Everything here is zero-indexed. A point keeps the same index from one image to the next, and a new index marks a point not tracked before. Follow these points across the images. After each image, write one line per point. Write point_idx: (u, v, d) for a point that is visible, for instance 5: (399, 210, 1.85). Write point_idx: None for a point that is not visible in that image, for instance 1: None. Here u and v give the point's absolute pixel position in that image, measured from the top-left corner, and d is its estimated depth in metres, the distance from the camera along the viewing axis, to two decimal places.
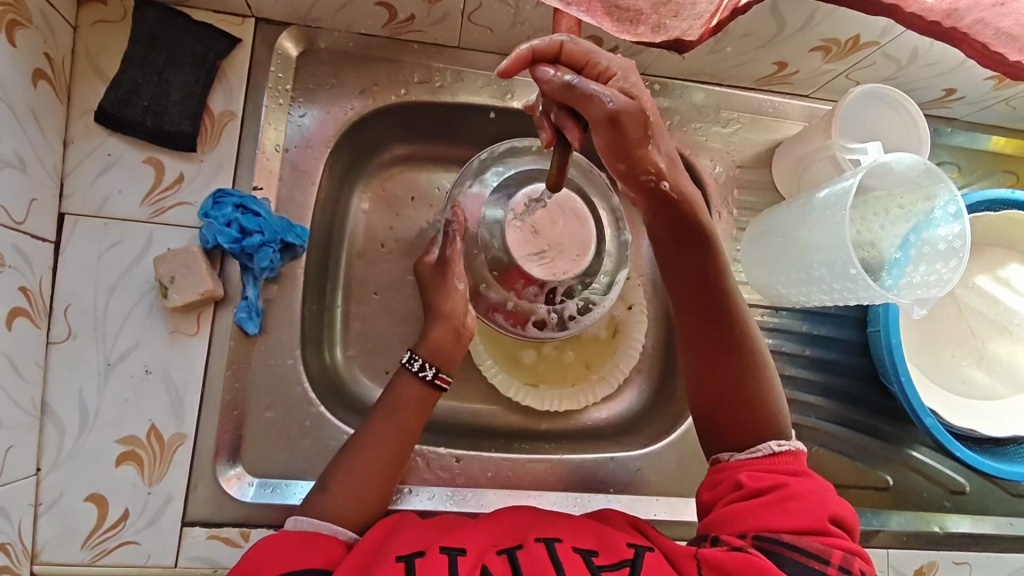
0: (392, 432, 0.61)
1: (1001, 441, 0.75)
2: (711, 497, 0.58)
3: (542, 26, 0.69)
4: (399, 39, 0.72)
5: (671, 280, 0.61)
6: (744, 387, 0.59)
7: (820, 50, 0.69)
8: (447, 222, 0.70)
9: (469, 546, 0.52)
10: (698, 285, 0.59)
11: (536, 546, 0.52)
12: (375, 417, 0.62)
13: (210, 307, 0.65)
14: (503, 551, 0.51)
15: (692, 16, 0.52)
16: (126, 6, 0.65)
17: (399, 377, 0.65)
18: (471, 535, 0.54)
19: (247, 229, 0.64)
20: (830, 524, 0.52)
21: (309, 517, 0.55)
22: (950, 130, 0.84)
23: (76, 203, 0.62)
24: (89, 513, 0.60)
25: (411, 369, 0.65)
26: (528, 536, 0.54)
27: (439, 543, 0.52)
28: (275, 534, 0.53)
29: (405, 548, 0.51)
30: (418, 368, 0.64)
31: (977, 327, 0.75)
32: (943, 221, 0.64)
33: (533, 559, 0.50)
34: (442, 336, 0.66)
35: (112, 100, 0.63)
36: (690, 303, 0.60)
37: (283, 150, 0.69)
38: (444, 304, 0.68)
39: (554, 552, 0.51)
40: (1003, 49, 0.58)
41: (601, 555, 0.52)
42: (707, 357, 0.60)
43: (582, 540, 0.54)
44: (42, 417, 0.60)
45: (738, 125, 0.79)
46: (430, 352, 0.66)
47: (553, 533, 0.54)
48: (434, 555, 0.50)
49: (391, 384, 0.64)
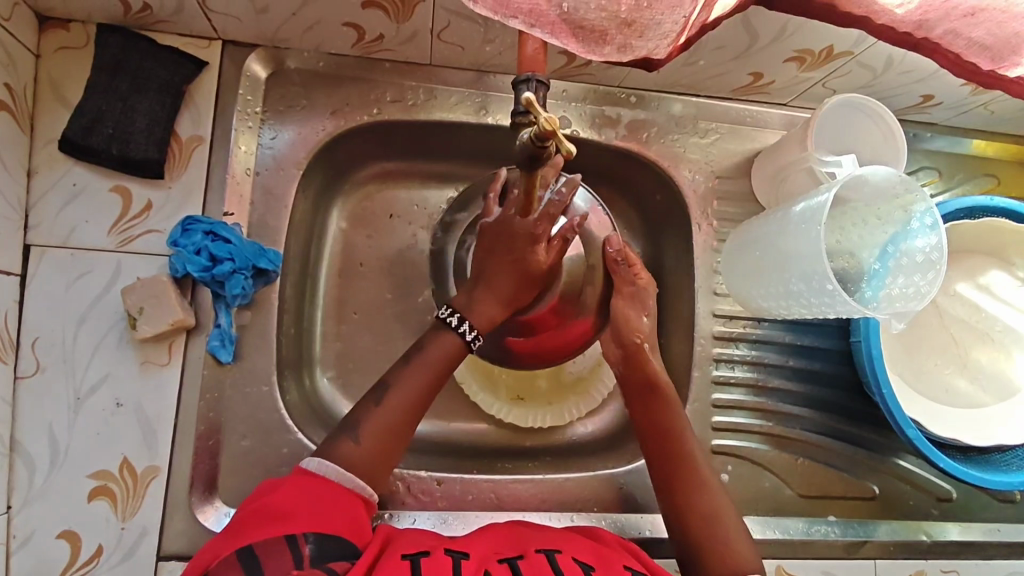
0: (418, 390, 0.60)
1: (985, 450, 0.74)
2: None
3: (513, 42, 0.67)
4: (370, 58, 0.71)
5: (643, 435, 0.67)
6: (713, 534, 0.60)
7: (795, 60, 0.69)
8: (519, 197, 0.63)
9: (471, 551, 0.52)
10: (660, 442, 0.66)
11: (537, 556, 0.51)
12: (406, 368, 0.61)
13: (182, 336, 0.64)
14: (503, 560, 0.51)
15: (658, 35, 0.51)
16: (89, 32, 0.64)
17: (436, 333, 0.63)
18: (469, 543, 0.54)
19: (217, 256, 0.63)
20: None
21: (331, 464, 0.54)
22: (930, 134, 0.83)
23: (42, 234, 0.61)
24: (62, 551, 0.59)
25: (463, 324, 0.62)
26: (529, 546, 0.54)
27: (444, 546, 0.52)
28: (293, 477, 0.53)
29: (412, 548, 0.50)
30: (460, 326, 0.62)
31: (960, 334, 0.75)
32: (921, 232, 0.63)
33: (537, 564, 0.50)
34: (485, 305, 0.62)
35: (76, 128, 0.62)
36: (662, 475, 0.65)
37: (254, 173, 0.68)
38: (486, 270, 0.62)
39: (555, 561, 0.51)
40: (975, 58, 0.57)
41: (599, 570, 0.51)
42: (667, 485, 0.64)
43: (581, 553, 0.54)
44: (12, 454, 0.59)
45: (716, 135, 0.79)
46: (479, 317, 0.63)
47: (552, 544, 0.54)
48: (439, 556, 0.49)
49: (429, 339, 0.63)
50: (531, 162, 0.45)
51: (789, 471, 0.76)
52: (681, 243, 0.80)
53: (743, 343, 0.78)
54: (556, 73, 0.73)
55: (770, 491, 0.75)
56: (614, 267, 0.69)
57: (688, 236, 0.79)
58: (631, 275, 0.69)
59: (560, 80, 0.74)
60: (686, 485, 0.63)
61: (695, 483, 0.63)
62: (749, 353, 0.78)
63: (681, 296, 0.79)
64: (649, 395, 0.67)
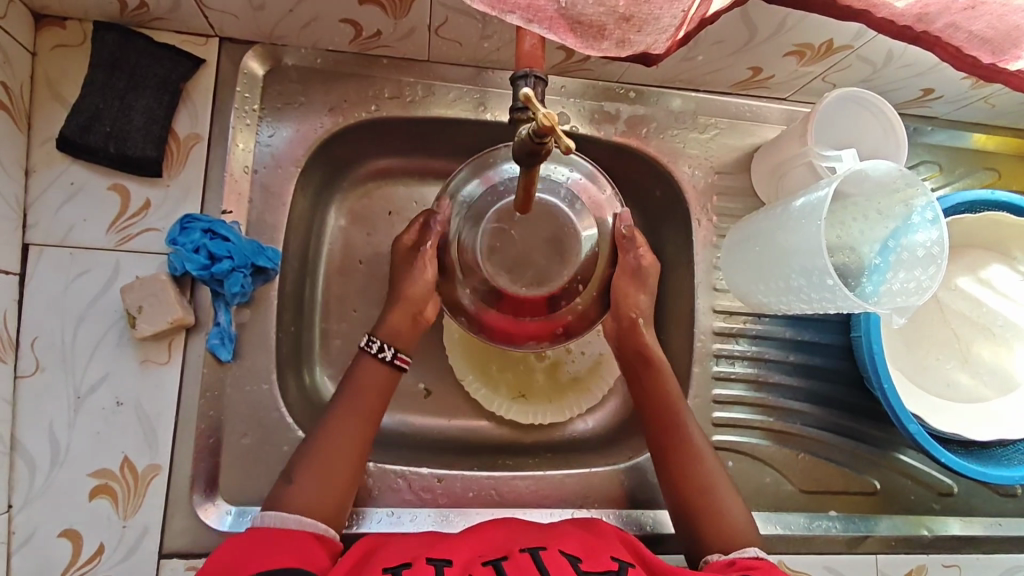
0: (351, 426, 0.61)
1: (987, 444, 0.74)
2: None
3: (510, 38, 0.67)
4: (367, 54, 0.70)
5: (640, 403, 0.69)
6: (710, 500, 0.63)
7: (795, 54, 0.68)
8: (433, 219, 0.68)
9: (455, 556, 0.52)
10: (654, 412, 0.67)
11: (523, 555, 0.52)
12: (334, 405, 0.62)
13: (182, 334, 0.64)
14: (488, 562, 0.51)
15: (656, 30, 0.51)
16: (85, 30, 0.63)
17: (362, 364, 0.65)
18: (455, 546, 0.54)
19: (215, 254, 0.63)
20: None
21: (275, 514, 0.55)
22: (931, 128, 0.83)
23: (40, 232, 0.61)
24: (64, 549, 0.59)
25: (371, 352, 0.65)
26: (514, 546, 0.54)
27: (426, 554, 0.52)
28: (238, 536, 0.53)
29: (391, 562, 0.51)
30: (379, 350, 0.65)
31: (961, 329, 0.75)
32: (922, 226, 0.63)
33: (524, 564, 0.50)
34: (400, 321, 0.66)
35: (73, 126, 0.62)
36: (660, 442, 0.66)
37: (252, 171, 0.68)
38: (407, 287, 0.67)
39: (541, 558, 0.51)
40: (976, 52, 0.57)
41: (586, 563, 0.52)
42: (665, 462, 0.65)
43: (569, 545, 0.55)
44: (13, 453, 0.59)
45: (716, 130, 0.78)
46: (390, 334, 0.66)
47: (537, 541, 0.55)
48: (421, 566, 0.50)
49: (353, 369, 0.65)
50: (532, 160, 0.45)
51: (791, 466, 0.76)
52: (680, 239, 0.80)
53: (743, 338, 0.78)
54: (554, 69, 0.72)
55: (771, 486, 0.75)
56: (624, 243, 0.68)
57: (688, 232, 0.78)
58: (635, 252, 0.68)
59: (559, 76, 0.74)
60: (681, 462, 0.65)
61: (693, 462, 0.64)
62: (749, 349, 0.78)
63: (682, 292, 0.79)
64: (643, 367, 0.69)
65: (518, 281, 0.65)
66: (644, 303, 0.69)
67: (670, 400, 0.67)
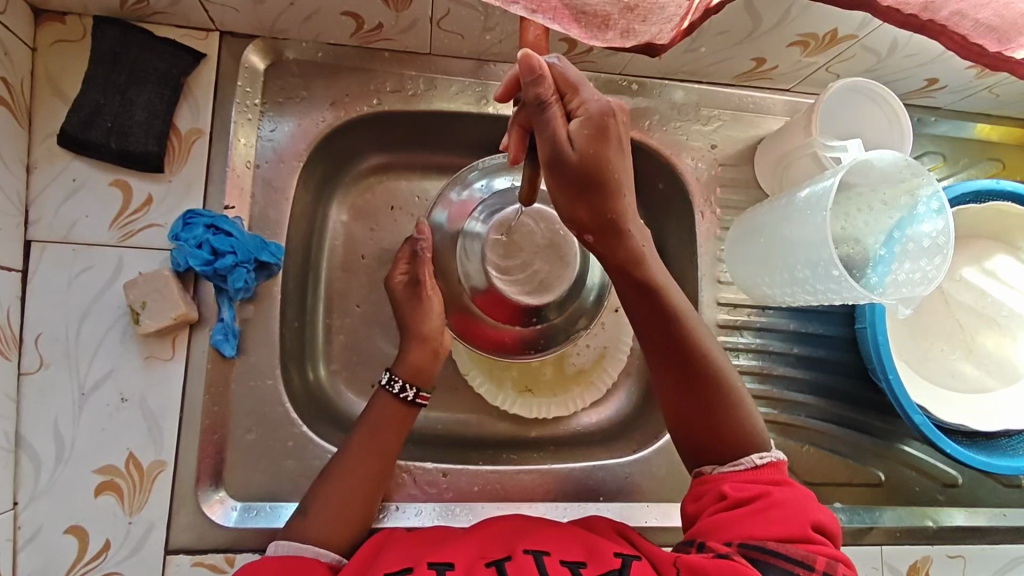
0: (370, 452, 0.62)
1: (992, 435, 0.74)
2: (695, 510, 0.57)
3: (512, 30, 0.67)
4: (369, 48, 0.70)
5: (642, 329, 0.59)
6: (722, 418, 0.59)
7: (798, 45, 0.68)
8: (414, 239, 0.69)
9: (456, 560, 0.52)
10: (651, 325, 0.58)
11: (524, 558, 0.51)
12: (354, 433, 0.63)
13: (186, 330, 0.64)
14: (491, 563, 0.51)
15: (661, 19, 0.51)
16: (85, 25, 0.63)
17: (379, 399, 0.65)
18: (457, 547, 0.54)
19: (218, 250, 0.62)
20: (811, 531, 0.52)
21: (290, 542, 0.56)
22: (935, 119, 0.83)
23: (42, 229, 0.61)
24: (70, 545, 0.59)
25: (391, 390, 0.65)
26: (517, 546, 0.54)
27: (427, 559, 0.52)
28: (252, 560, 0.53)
29: (391, 566, 0.51)
30: (399, 390, 0.65)
31: (965, 320, 0.75)
32: (927, 217, 0.63)
33: (525, 567, 0.50)
34: (419, 357, 0.67)
35: (75, 122, 0.62)
36: (660, 362, 0.60)
37: (255, 165, 0.68)
38: (422, 324, 0.68)
39: (543, 564, 0.51)
40: (982, 40, 0.57)
41: (589, 566, 0.51)
42: (663, 374, 0.60)
43: (572, 550, 0.54)
44: (18, 450, 0.59)
45: (719, 122, 0.78)
46: (410, 373, 0.66)
47: (541, 544, 0.54)
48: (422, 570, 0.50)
49: (370, 403, 0.65)
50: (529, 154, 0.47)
51: (796, 458, 0.77)
52: (683, 232, 0.79)
53: (747, 331, 0.78)
54: None
55: None
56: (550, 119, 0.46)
57: (691, 224, 0.78)
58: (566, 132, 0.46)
59: None
60: (680, 376, 0.59)
61: (693, 376, 0.59)
62: (753, 341, 0.78)
63: (685, 285, 0.79)
64: (632, 274, 0.56)
65: (524, 290, 0.71)
66: (615, 207, 0.51)
67: (667, 312, 0.57)
